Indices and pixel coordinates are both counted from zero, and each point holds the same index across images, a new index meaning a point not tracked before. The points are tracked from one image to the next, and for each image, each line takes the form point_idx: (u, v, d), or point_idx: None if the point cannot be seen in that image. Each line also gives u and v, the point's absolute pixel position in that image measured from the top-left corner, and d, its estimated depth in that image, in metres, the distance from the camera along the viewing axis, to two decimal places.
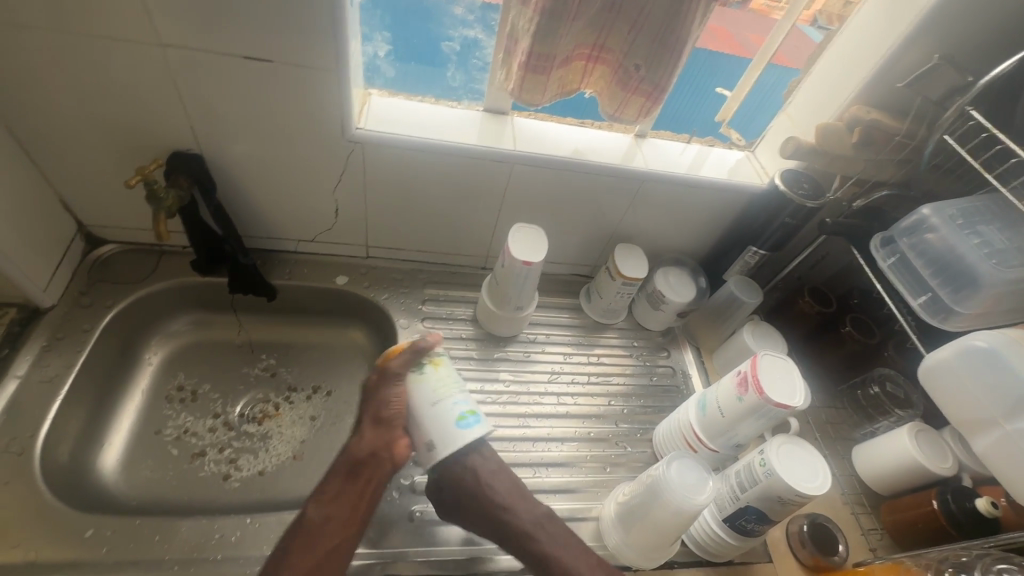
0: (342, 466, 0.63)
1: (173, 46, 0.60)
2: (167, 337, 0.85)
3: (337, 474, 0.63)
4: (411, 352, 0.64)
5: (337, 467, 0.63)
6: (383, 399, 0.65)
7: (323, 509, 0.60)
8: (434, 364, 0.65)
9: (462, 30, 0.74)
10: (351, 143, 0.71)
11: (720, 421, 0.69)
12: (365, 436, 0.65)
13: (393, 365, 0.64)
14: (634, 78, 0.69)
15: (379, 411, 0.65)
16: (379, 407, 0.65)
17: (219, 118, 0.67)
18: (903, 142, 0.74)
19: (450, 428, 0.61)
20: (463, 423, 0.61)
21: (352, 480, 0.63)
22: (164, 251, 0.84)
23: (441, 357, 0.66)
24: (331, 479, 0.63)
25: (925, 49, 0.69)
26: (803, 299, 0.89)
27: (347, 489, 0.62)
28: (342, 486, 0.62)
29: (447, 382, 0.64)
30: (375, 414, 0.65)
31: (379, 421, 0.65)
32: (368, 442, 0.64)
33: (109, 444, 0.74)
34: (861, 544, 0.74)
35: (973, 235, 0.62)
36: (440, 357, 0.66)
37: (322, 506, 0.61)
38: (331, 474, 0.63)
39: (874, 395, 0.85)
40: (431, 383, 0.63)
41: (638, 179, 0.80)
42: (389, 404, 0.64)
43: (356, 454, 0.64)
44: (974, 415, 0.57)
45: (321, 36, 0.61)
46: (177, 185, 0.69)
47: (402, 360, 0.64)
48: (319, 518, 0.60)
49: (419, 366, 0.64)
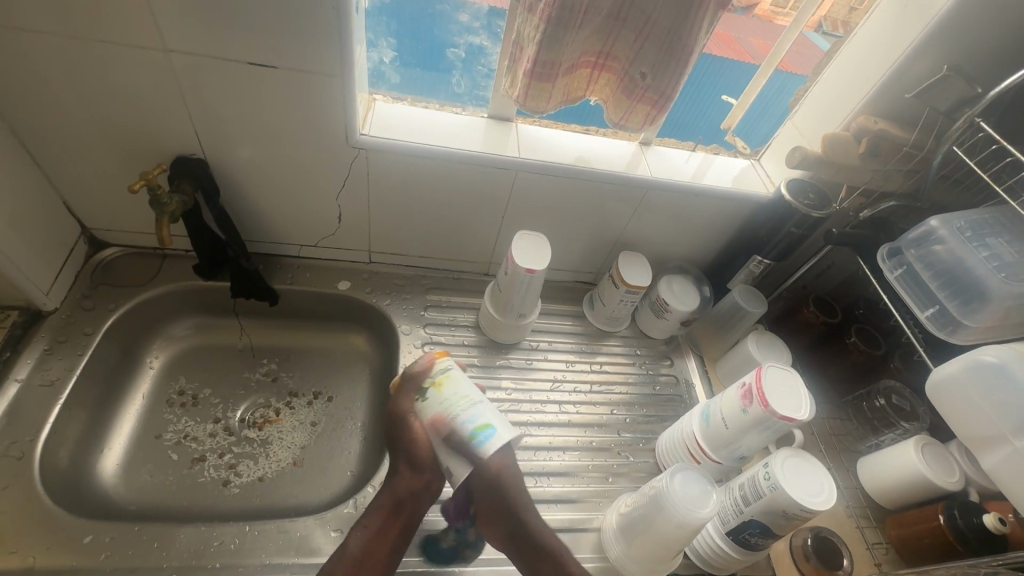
0: (385, 502, 0.62)
1: (179, 51, 0.60)
2: (168, 341, 0.85)
3: (380, 509, 0.62)
4: (411, 385, 0.66)
5: (381, 502, 0.62)
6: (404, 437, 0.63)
7: (366, 541, 0.59)
8: (436, 385, 0.63)
9: (468, 37, 0.74)
10: (355, 149, 0.71)
11: (724, 432, 0.68)
12: (401, 474, 0.63)
13: (401, 404, 0.65)
14: (640, 86, 0.68)
15: (412, 454, 0.63)
16: (410, 450, 0.63)
17: (223, 122, 0.67)
18: (911, 152, 0.74)
19: (462, 449, 0.59)
20: (473, 441, 0.58)
21: (393, 516, 0.62)
22: (167, 254, 0.84)
23: (446, 375, 0.64)
24: (374, 511, 0.62)
25: (934, 60, 0.68)
26: (807, 309, 0.88)
27: (388, 525, 0.61)
28: (386, 520, 0.61)
29: (450, 402, 0.61)
30: (409, 455, 0.63)
31: (415, 463, 0.63)
32: (405, 481, 0.63)
33: (109, 449, 0.74)
34: (867, 559, 0.73)
35: (981, 247, 0.62)
36: (442, 375, 0.64)
37: (365, 538, 0.60)
38: (373, 507, 0.62)
39: (879, 408, 0.84)
40: (434, 409, 0.62)
41: (642, 187, 0.80)
42: (412, 442, 0.63)
43: (398, 491, 0.62)
44: (982, 430, 0.56)
45: (325, 42, 0.61)
46: (180, 191, 0.69)
47: (406, 393, 0.65)
48: (361, 548, 0.59)
49: (421, 394, 0.63)
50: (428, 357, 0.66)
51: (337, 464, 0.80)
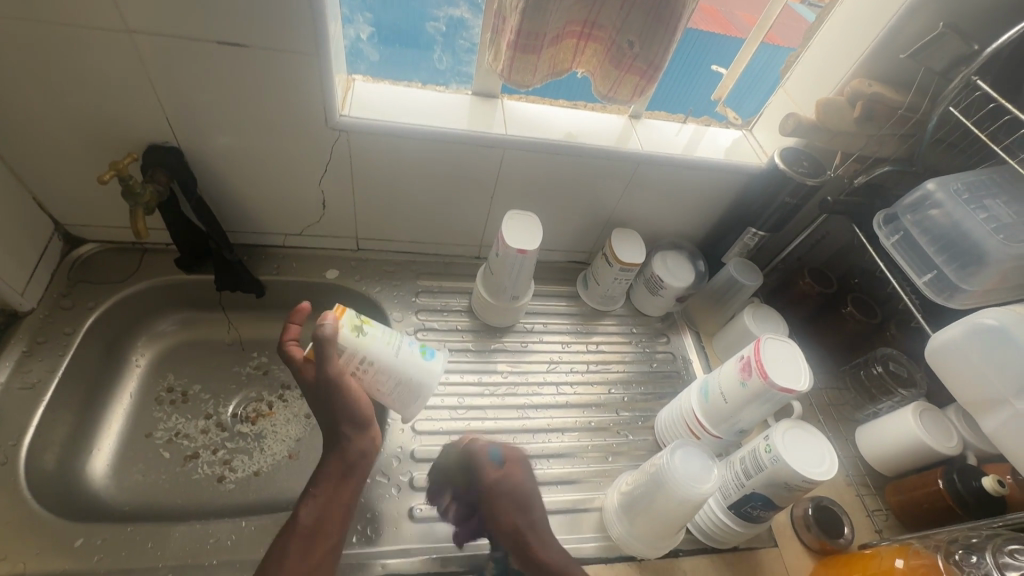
0: (335, 468, 0.60)
1: (143, 32, 0.56)
2: (153, 338, 0.83)
3: (331, 476, 0.60)
4: (326, 346, 0.58)
5: (330, 470, 0.60)
6: (341, 401, 0.60)
7: (318, 509, 0.58)
8: (364, 324, 0.62)
9: (448, 10, 0.70)
10: (336, 131, 0.69)
11: (723, 407, 0.68)
12: (351, 438, 0.61)
13: (328, 368, 0.59)
14: (627, 56, 0.66)
15: (352, 415, 0.61)
16: (346, 411, 0.61)
17: (196, 108, 0.64)
18: (906, 115, 0.72)
19: (422, 364, 0.65)
20: (427, 353, 0.66)
21: (344, 481, 0.60)
22: (147, 249, 0.82)
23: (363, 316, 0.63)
24: (325, 479, 0.60)
25: (930, 18, 0.66)
26: (803, 280, 0.87)
27: (339, 493, 0.59)
28: (336, 488, 0.59)
29: (388, 334, 0.64)
30: (351, 417, 0.61)
31: (356, 422, 0.61)
32: (357, 444, 0.62)
33: (97, 449, 0.72)
34: (867, 526, 0.73)
35: (979, 210, 0.60)
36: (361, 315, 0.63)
37: (317, 507, 0.58)
38: (324, 475, 0.60)
39: (876, 375, 0.83)
40: (379, 341, 0.62)
41: (633, 161, 0.78)
42: (350, 404, 0.60)
43: (348, 455, 0.61)
44: (982, 393, 0.55)
45: (297, 18, 0.57)
46: (154, 180, 0.65)
47: (324, 360, 0.59)
48: (314, 519, 0.57)
49: (357, 333, 0.61)
50: (326, 315, 0.59)
51: None
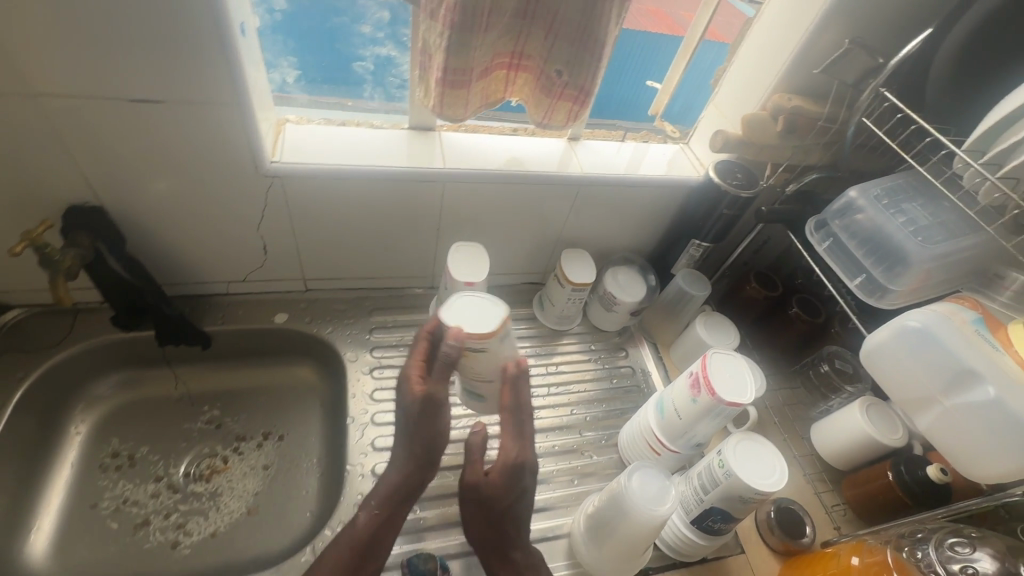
0: (397, 488, 0.61)
1: (48, 95, 0.54)
2: (93, 402, 0.79)
3: (392, 495, 0.61)
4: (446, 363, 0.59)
5: (392, 489, 0.61)
6: (428, 426, 0.60)
7: (375, 523, 0.59)
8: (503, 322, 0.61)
9: (373, 48, 0.70)
10: (269, 177, 0.67)
11: (678, 423, 0.68)
12: (419, 467, 0.61)
13: (438, 389, 0.60)
14: (557, 83, 0.67)
15: (428, 445, 0.61)
16: (427, 438, 0.61)
17: (115, 166, 0.62)
18: (826, 126, 0.76)
19: None
20: None
21: (401, 502, 0.61)
22: (79, 309, 0.78)
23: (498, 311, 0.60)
24: (386, 495, 0.60)
25: (837, 34, 0.69)
26: (750, 285, 0.90)
27: (396, 513, 0.61)
28: (394, 508, 0.60)
29: None
30: (428, 443, 0.61)
31: (429, 453, 0.61)
32: (422, 475, 0.62)
33: (36, 530, 0.68)
34: (828, 523, 0.75)
35: (898, 214, 0.63)
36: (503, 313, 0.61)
37: (375, 521, 0.59)
38: (386, 491, 0.61)
39: (824, 373, 0.86)
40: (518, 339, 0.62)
41: (575, 183, 0.78)
42: (435, 433, 0.61)
43: (411, 480, 0.61)
44: (916, 392, 0.57)
45: (211, 71, 0.56)
46: (76, 245, 0.62)
47: (439, 376, 0.60)
48: (372, 532, 0.59)
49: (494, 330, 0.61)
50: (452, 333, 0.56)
51: (295, 506, 0.76)
